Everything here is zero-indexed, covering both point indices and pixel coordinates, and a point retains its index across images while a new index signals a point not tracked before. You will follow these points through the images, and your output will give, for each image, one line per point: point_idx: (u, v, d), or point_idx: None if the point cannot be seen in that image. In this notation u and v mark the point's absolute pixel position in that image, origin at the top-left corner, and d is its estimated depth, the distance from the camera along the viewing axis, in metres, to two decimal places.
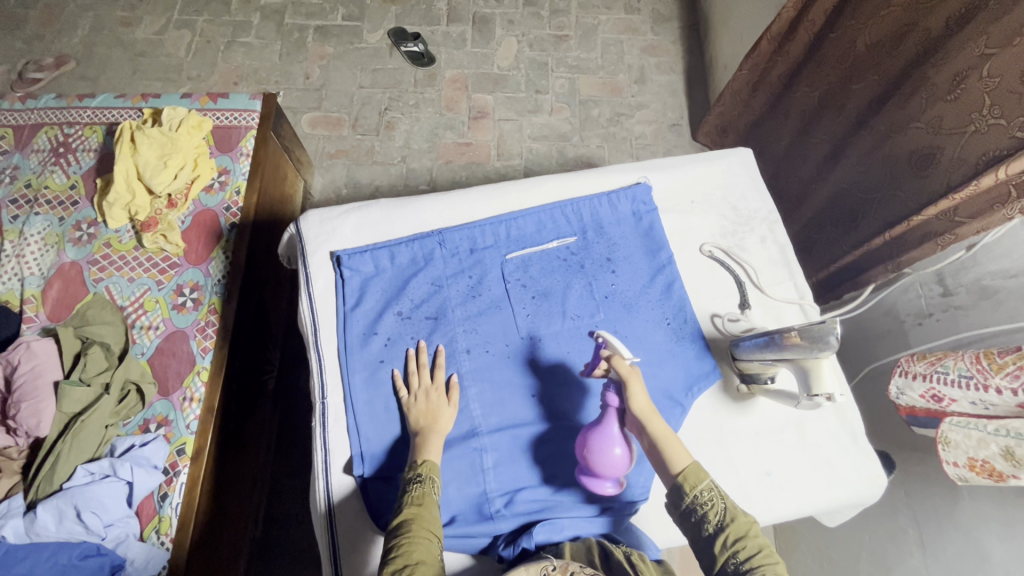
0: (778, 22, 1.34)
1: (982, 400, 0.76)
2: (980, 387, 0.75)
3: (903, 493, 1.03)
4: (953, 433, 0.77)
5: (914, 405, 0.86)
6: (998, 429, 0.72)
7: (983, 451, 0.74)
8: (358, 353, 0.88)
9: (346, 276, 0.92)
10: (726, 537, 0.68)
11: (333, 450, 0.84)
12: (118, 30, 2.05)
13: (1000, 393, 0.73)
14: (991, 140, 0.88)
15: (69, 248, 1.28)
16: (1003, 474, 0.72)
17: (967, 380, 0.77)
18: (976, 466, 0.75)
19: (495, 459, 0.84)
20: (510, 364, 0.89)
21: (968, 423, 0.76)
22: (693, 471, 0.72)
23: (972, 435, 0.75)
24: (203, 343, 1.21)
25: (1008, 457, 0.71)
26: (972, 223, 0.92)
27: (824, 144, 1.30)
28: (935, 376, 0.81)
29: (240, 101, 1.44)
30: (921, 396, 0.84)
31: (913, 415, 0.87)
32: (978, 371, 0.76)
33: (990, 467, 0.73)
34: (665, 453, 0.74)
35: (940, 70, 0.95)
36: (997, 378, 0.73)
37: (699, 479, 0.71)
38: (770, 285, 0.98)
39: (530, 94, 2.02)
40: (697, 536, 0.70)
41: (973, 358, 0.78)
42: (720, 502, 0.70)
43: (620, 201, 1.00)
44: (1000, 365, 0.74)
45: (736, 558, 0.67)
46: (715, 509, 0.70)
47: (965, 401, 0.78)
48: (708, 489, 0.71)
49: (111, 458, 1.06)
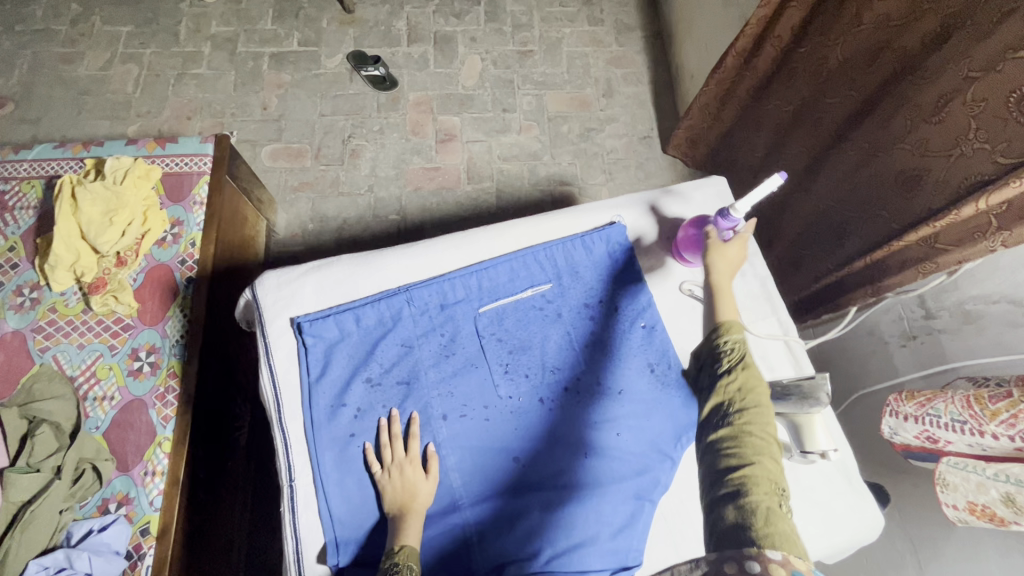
0: (741, 39, 1.32)
1: (978, 443, 0.74)
2: (975, 433, 0.73)
3: (899, 519, 1.01)
4: (951, 475, 0.78)
5: (909, 443, 0.84)
6: (997, 474, 0.72)
7: (983, 496, 0.74)
8: (326, 428, 0.82)
9: (308, 344, 0.85)
10: (728, 382, 0.71)
11: (306, 538, 0.78)
12: (59, 68, 1.94)
13: (996, 438, 0.71)
14: (973, 164, 0.85)
15: (10, 316, 1.19)
16: (1005, 519, 0.73)
17: (961, 424, 0.75)
18: (976, 510, 0.75)
19: (480, 532, 0.79)
20: (490, 426, 0.85)
21: (965, 465, 0.76)
22: (731, 325, 0.79)
23: (970, 479, 0.75)
24: (163, 411, 1.14)
25: (1009, 503, 0.71)
26: (956, 251, 0.89)
27: (801, 158, 1.26)
28: (927, 419, 0.79)
29: (190, 145, 1.36)
30: (916, 436, 0.82)
31: (908, 450, 0.86)
32: (971, 416, 0.73)
33: (990, 512, 0.74)
34: (716, 307, 0.83)
35: (925, 90, 0.91)
36: (992, 425, 0.71)
37: (733, 330, 0.78)
38: (753, 321, 0.95)
39: (498, 114, 1.97)
40: (712, 373, 0.76)
41: (963, 402, 0.75)
42: (743, 352, 0.75)
43: (594, 243, 0.96)
44: (994, 411, 0.71)
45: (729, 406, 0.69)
46: (733, 352, 0.75)
47: (961, 442, 0.76)
48: (733, 340, 0.77)
49: (67, 549, 0.98)
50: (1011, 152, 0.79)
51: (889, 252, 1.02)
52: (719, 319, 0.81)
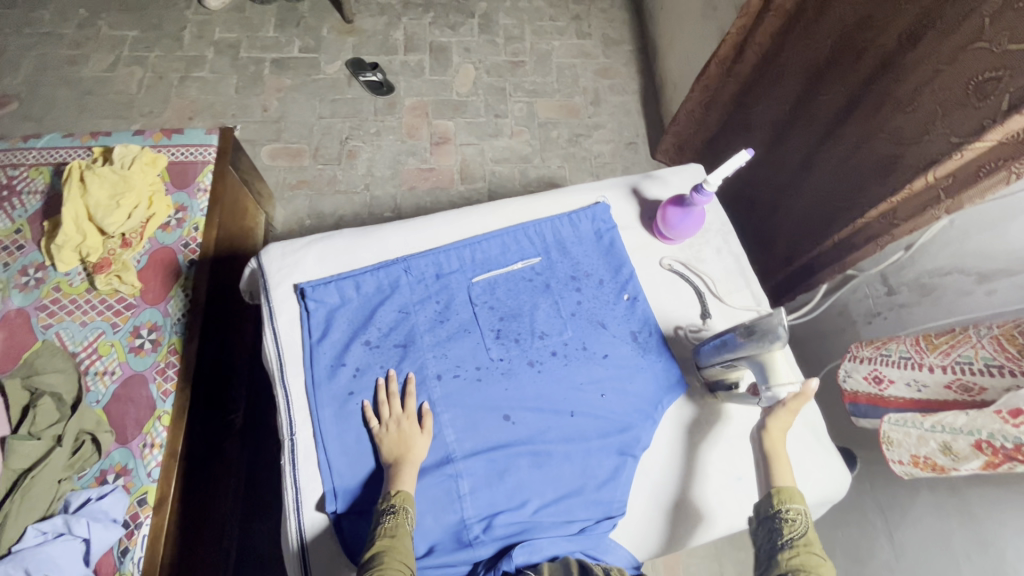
0: (724, 46, 1.43)
1: (916, 380, 0.82)
2: (915, 366, 0.82)
3: (869, 486, 1.07)
4: (895, 433, 0.81)
5: (858, 391, 0.92)
6: (934, 425, 0.75)
7: (924, 448, 0.78)
8: (326, 386, 0.87)
9: (311, 308, 0.90)
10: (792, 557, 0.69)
11: (305, 488, 0.82)
12: (64, 69, 2.00)
13: (932, 370, 0.79)
14: (935, 146, 0.93)
15: (14, 295, 1.22)
16: (944, 467, 0.76)
17: (906, 360, 0.83)
18: (919, 461, 0.79)
19: (471, 484, 0.83)
20: (483, 388, 0.90)
21: (906, 421, 0.80)
22: (789, 491, 0.74)
23: (912, 434, 0.78)
24: (164, 386, 1.17)
25: (947, 451, 0.74)
26: (905, 223, 1.00)
27: (795, 155, 1.32)
28: (879, 358, 0.88)
29: (195, 136, 1.42)
30: (865, 378, 0.90)
31: (855, 402, 0.92)
32: (916, 351, 0.82)
33: (932, 462, 0.77)
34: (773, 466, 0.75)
35: (903, 84, 0.99)
36: (931, 356, 0.80)
37: (796, 502, 0.73)
38: (728, 293, 1.01)
39: (490, 119, 2.06)
40: (766, 541, 0.72)
41: (913, 341, 0.84)
42: (806, 529, 0.71)
43: (581, 221, 1.03)
44: (936, 344, 0.80)
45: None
46: (795, 526, 0.71)
47: (902, 381, 0.84)
48: (797, 512, 0.72)
49: (65, 515, 1.00)
50: (962, 131, 0.88)
51: (856, 228, 1.11)
52: (775, 483, 0.75)
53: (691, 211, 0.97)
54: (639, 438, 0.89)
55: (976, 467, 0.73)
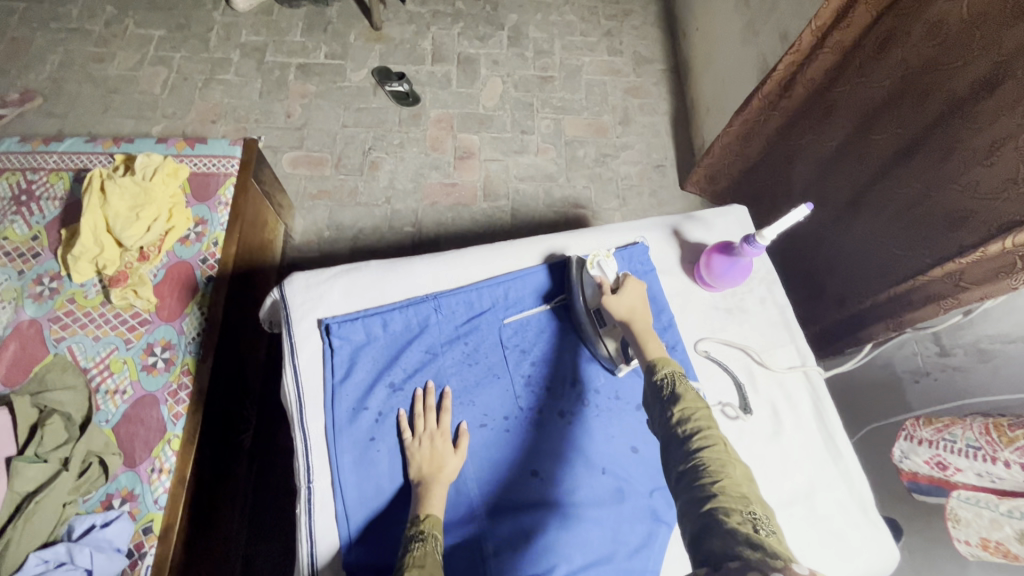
0: (770, 81, 1.37)
1: (988, 472, 0.75)
2: (988, 459, 0.75)
3: (909, 556, 1.01)
4: (963, 511, 0.79)
5: (917, 470, 0.89)
6: (1010, 511, 0.73)
7: (998, 532, 0.75)
8: (347, 430, 0.83)
9: (335, 346, 0.87)
10: (678, 413, 0.70)
11: (321, 541, 0.77)
12: (89, 66, 1.98)
13: (1008, 466, 0.72)
14: (1012, 207, 0.89)
15: (28, 305, 1.19)
16: (1018, 555, 0.73)
17: (975, 450, 0.77)
18: (990, 546, 0.76)
19: (496, 545, 0.78)
20: (511, 439, 0.86)
21: (978, 500, 0.78)
22: (663, 360, 0.77)
23: (984, 514, 0.77)
24: (175, 408, 1.13)
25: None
26: (974, 288, 0.95)
27: (842, 193, 1.28)
28: (942, 443, 0.82)
29: (219, 147, 1.39)
30: (926, 461, 0.86)
31: (915, 480, 0.90)
32: (987, 443, 0.76)
33: (1004, 549, 0.74)
34: (642, 347, 0.81)
35: (978, 135, 0.94)
36: (1006, 451, 0.72)
37: (662, 366, 0.76)
38: (771, 353, 0.98)
39: (516, 135, 2.01)
40: (657, 415, 0.74)
41: (982, 429, 0.77)
42: (678, 385, 0.74)
43: (618, 262, 0.99)
44: (1010, 438, 0.73)
45: (685, 435, 0.68)
46: (668, 385, 0.74)
47: (971, 471, 0.78)
48: (664, 376, 0.75)
49: (68, 543, 0.96)
50: None
51: (915, 286, 1.06)
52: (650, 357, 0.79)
53: (739, 262, 0.94)
54: (670, 502, 0.85)
55: None
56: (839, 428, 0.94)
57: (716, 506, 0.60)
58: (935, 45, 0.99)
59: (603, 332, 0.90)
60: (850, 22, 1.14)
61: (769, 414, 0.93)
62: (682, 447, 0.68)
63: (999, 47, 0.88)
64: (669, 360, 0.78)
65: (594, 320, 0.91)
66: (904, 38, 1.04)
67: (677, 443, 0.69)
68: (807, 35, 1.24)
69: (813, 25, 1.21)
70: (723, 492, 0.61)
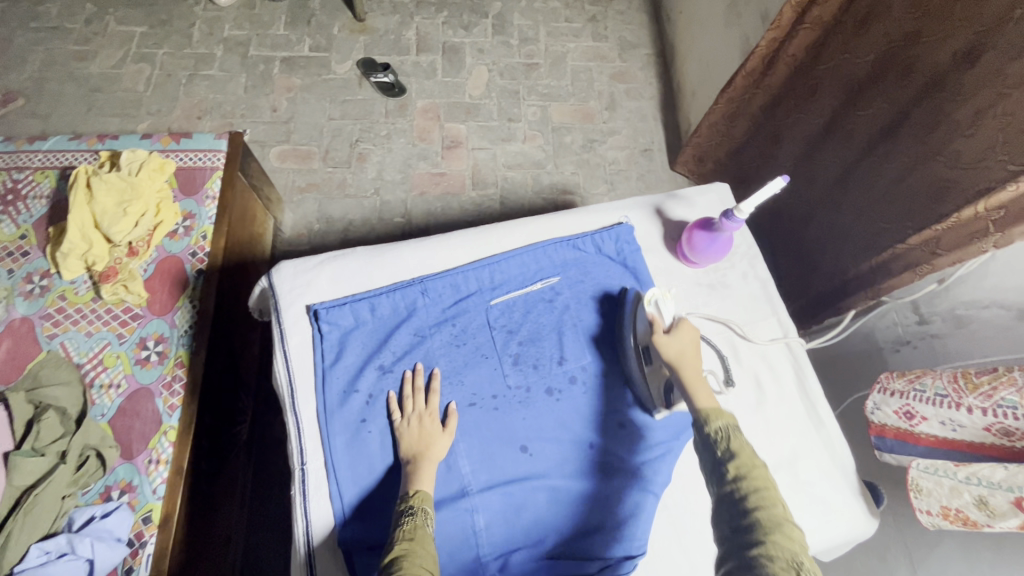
0: (752, 59, 1.39)
1: (952, 419, 0.79)
2: (952, 405, 0.79)
3: (893, 519, 1.04)
4: (925, 480, 0.81)
5: (885, 423, 0.89)
6: (968, 477, 0.75)
7: (957, 500, 0.77)
8: (338, 413, 0.84)
9: (324, 330, 0.88)
10: (732, 469, 0.68)
11: (315, 520, 0.79)
12: (71, 65, 1.97)
13: (970, 411, 0.77)
14: (990, 174, 0.91)
15: (19, 303, 1.20)
16: (977, 522, 0.75)
17: (942, 398, 0.81)
18: (950, 515, 0.78)
19: (487, 519, 0.81)
20: (502, 417, 0.88)
21: (938, 469, 0.79)
22: (716, 408, 0.74)
23: (943, 483, 0.78)
24: (170, 400, 1.14)
25: (981, 506, 0.74)
26: (949, 254, 0.97)
27: (831, 169, 1.29)
28: (912, 393, 0.85)
29: (204, 141, 1.39)
30: (895, 412, 0.87)
31: (880, 436, 0.90)
32: (953, 390, 0.80)
33: (963, 516, 0.77)
34: (691, 393, 0.77)
35: (963, 106, 0.95)
36: (971, 397, 0.77)
37: (716, 417, 0.73)
38: (753, 325, 1.00)
39: (503, 123, 2.02)
40: (708, 461, 0.72)
41: (950, 378, 0.81)
42: (733, 437, 0.71)
43: (603, 241, 1.01)
44: (976, 384, 0.77)
45: (738, 492, 0.66)
46: (721, 440, 0.71)
47: (936, 420, 0.82)
48: (718, 428, 0.72)
49: (69, 534, 0.98)
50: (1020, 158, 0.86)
51: (896, 255, 1.09)
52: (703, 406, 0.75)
53: (720, 237, 0.96)
54: (659, 471, 0.86)
55: (1013, 525, 0.71)
56: (821, 397, 0.96)
57: (767, 560, 0.59)
58: (916, 18, 1.00)
59: (650, 373, 0.88)
60: None
61: (753, 387, 0.96)
62: (735, 504, 0.66)
63: (981, 19, 0.89)
64: (723, 410, 0.74)
65: (642, 358, 0.89)
66: (886, 13, 1.06)
67: (729, 499, 0.67)
68: (787, 12, 1.26)
69: (790, 3, 1.24)
70: (776, 547, 0.60)
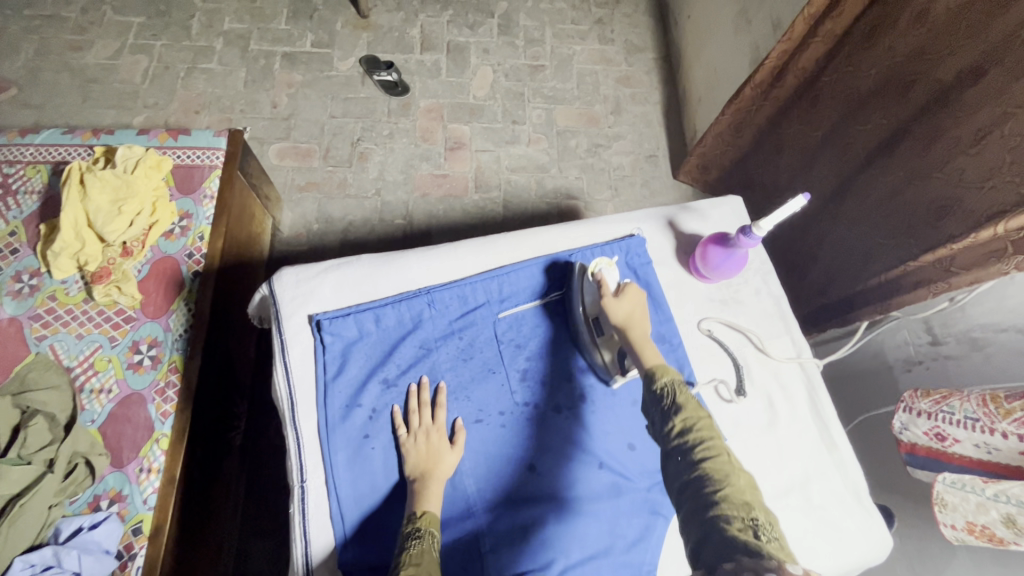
0: (761, 72, 1.35)
1: (986, 443, 0.78)
2: (986, 430, 0.78)
3: (899, 541, 1.03)
4: (950, 495, 0.80)
5: (916, 442, 0.90)
6: (997, 494, 0.74)
7: (983, 516, 0.76)
8: (340, 429, 0.81)
9: (327, 341, 0.85)
10: (680, 425, 0.70)
11: (315, 540, 0.76)
12: (66, 54, 1.92)
13: (1005, 437, 0.75)
14: (1000, 195, 0.88)
15: (7, 303, 1.16)
16: (1003, 539, 0.75)
17: (973, 422, 0.80)
18: (975, 530, 0.78)
19: (493, 542, 0.78)
20: (509, 435, 0.85)
21: (964, 485, 0.79)
22: (662, 367, 0.76)
23: (970, 499, 0.77)
24: (162, 407, 1.10)
25: (1008, 523, 0.72)
26: (964, 273, 0.95)
27: (826, 181, 1.28)
28: (941, 415, 0.85)
29: (203, 138, 1.35)
30: (925, 432, 0.87)
31: (912, 453, 0.90)
32: (985, 414, 0.78)
33: (989, 531, 0.76)
34: (639, 353, 0.79)
35: (962, 122, 0.94)
36: (1004, 423, 0.75)
37: (662, 374, 0.75)
38: (770, 340, 0.99)
39: (507, 125, 1.99)
40: (656, 419, 0.74)
41: (979, 401, 0.80)
42: (679, 394, 0.73)
43: (615, 253, 0.99)
44: (1008, 410, 0.75)
45: (687, 445, 0.68)
46: (670, 396, 0.73)
47: (969, 442, 0.80)
48: (667, 383, 0.74)
49: (55, 546, 0.94)
50: None
51: (904, 271, 1.07)
52: (648, 364, 0.78)
53: (735, 254, 0.94)
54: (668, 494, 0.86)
55: None
56: (834, 419, 0.95)
57: (719, 515, 0.61)
58: (923, 33, 0.98)
59: (601, 342, 0.88)
60: (841, 12, 1.13)
61: (765, 406, 0.94)
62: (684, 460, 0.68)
63: (985, 37, 0.88)
64: (669, 367, 0.76)
65: (592, 329, 0.89)
66: (892, 27, 1.04)
67: (680, 453, 0.69)
68: (799, 23, 1.22)
69: (804, 15, 1.19)
70: (727, 502, 0.62)
